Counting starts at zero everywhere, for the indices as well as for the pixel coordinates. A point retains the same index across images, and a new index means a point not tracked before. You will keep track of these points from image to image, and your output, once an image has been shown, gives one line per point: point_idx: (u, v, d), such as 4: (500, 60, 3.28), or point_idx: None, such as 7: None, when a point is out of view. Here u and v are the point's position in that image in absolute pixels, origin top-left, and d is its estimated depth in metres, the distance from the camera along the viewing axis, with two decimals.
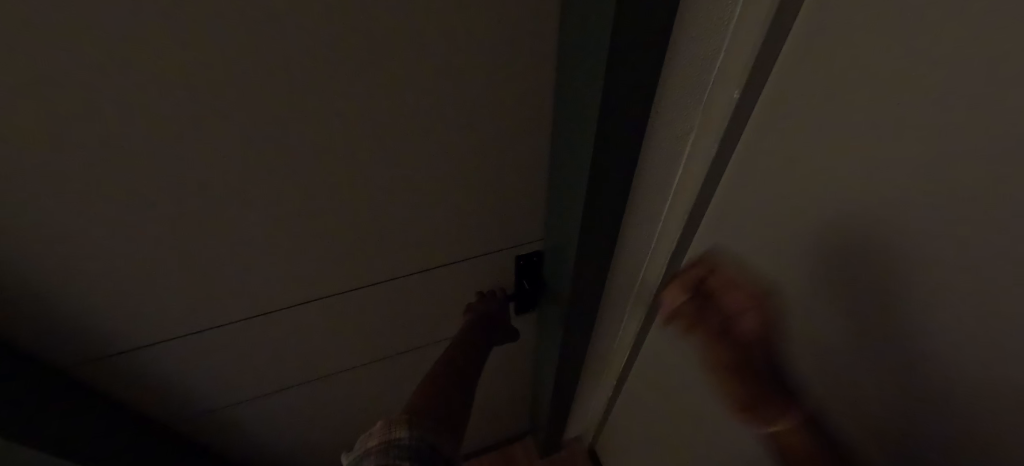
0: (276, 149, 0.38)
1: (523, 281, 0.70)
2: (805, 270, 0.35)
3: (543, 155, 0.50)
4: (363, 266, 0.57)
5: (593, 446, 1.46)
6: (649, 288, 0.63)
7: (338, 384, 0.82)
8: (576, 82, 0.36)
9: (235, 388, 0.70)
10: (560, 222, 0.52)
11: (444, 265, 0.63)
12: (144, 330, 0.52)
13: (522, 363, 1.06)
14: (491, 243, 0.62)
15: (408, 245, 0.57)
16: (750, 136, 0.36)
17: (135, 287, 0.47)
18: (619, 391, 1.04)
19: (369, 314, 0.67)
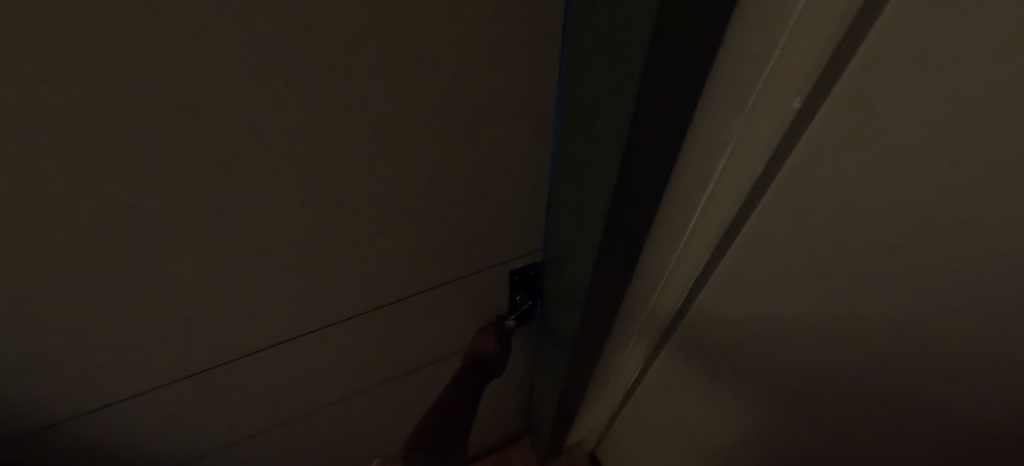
0: (256, 192, 0.35)
1: (518, 295, 0.69)
2: (868, 294, 0.32)
3: (540, 174, 0.49)
4: (359, 293, 0.54)
5: (594, 451, 1.45)
6: (664, 307, 0.60)
7: (333, 416, 0.79)
8: (592, 112, 0.34)
9: (220, 432, 0.66)
10: (569, 244, 0.50)
11: (441, 284, 0.60)
12: (115, 386, 0.48)
13: (521, 372, 1.04)
14: (491, 258, 0.59)
15: (407, 273, 0.55)
16: (791, 169, 0.33)
17: (102, 344, 0.42)
18: (625, 403, 1.01)
19: (363, 345, 0.64)
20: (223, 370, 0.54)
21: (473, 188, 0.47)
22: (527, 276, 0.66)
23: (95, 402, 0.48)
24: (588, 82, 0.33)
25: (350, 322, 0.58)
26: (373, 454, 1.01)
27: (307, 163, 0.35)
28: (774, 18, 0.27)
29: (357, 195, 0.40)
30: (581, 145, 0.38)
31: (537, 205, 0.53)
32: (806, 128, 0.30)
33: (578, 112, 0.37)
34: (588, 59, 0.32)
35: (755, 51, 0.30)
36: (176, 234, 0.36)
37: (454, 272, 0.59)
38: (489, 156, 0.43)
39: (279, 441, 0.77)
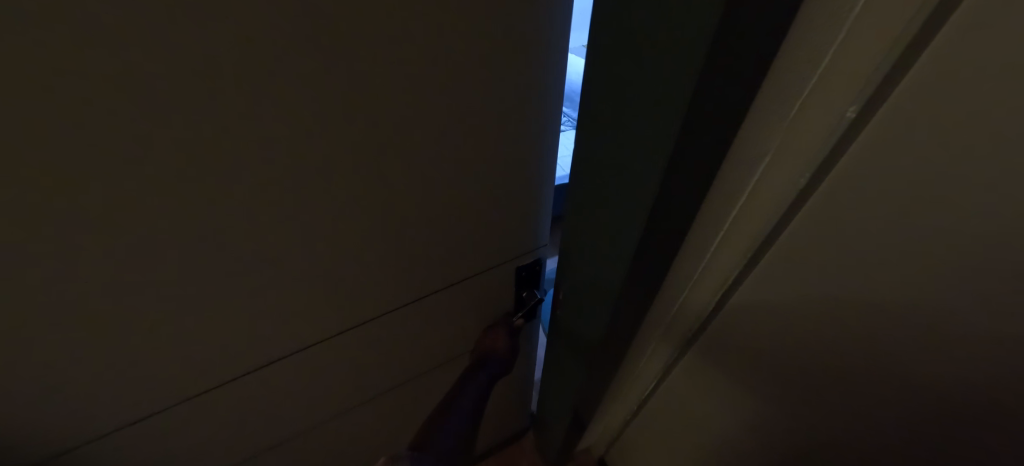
0: (289, 203, 0.37)
1: (523, 292, 0.70)
2: (923, 292, 0.32)
3: (542, 168, 0.51)
4: (378, 296, 0.55)
5: (605, 455, 1.43)
6: (686, 317, 0.59)
7: (341, 422, 0.79)
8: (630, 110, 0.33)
9: (243, 442, 0.66)
10: (596, 249, 0.49)
11: (453, 285, 0.61)
12: (145, 402, 0.49)
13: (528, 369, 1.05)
14: (500, 255, 0.60)
15: (424, 275, 0.56)
16: (841, 174, 0.32)
17: (136, 360, 0.43)
18: (638, 411, 1.00)
19: (372, 349, 0.64)
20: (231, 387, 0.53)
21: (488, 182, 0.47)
22: (532, 272, 0.68)
23: (125, 420, 0.49)
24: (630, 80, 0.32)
25: (364, 324, 0.58)
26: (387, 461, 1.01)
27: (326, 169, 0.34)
28: (825, 28, 0.27)
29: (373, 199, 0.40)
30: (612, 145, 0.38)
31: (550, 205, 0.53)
32: (861, 131, 0.29)
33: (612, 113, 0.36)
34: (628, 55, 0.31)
35: (796, 51, 0.29)
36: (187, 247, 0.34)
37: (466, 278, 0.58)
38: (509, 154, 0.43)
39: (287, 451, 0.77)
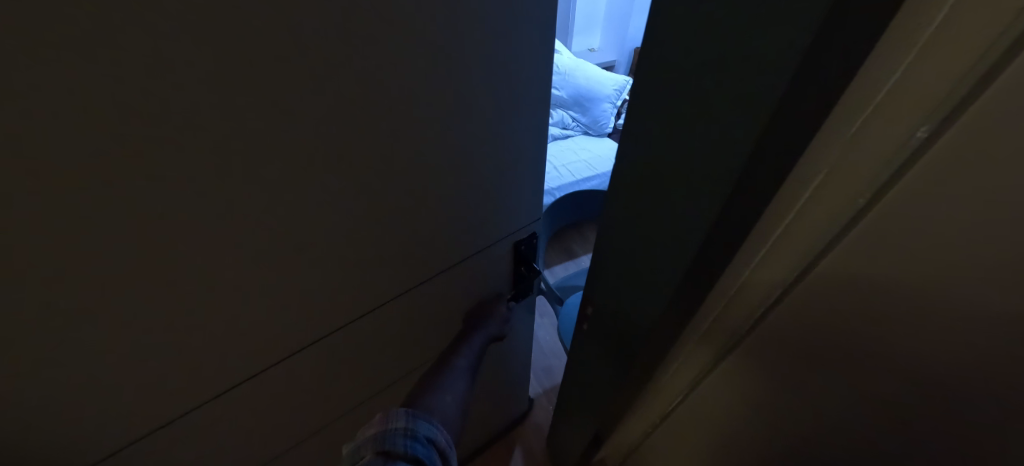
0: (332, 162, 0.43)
1: (521, 265, 0.84)
2: (1006, 295, 0.29)
3: (524, 137, 0.63)
4: (399, 264, 0.63)
5: None
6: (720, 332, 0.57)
7: (349, 407, 0.81)
8: (705, 100, 0.35)
9: (286, 424, 0.71)
10: (650, 248, 0.50)
11: (461, 261, 0.72)
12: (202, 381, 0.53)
13: (524, 358, 1.13)
14: (501, 230, 0.74)
15: (441, 238, 0.65)
16: (929, 173, 0.30)
17: (201, 334, 0.48)
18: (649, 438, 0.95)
19: (394, 323, 0.72)
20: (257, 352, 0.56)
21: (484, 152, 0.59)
22: (528, 247, 0.83)
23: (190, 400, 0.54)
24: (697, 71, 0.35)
25: (395, 298, 0.67)
26: None
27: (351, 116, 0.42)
28: (918, 24, 0.26)
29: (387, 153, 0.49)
30: (679, 138, 0.39)
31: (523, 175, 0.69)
32: (956, 125, 0.28)
33: (675, 104, 0.38)
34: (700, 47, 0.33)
35: (880, 60, 0.28)
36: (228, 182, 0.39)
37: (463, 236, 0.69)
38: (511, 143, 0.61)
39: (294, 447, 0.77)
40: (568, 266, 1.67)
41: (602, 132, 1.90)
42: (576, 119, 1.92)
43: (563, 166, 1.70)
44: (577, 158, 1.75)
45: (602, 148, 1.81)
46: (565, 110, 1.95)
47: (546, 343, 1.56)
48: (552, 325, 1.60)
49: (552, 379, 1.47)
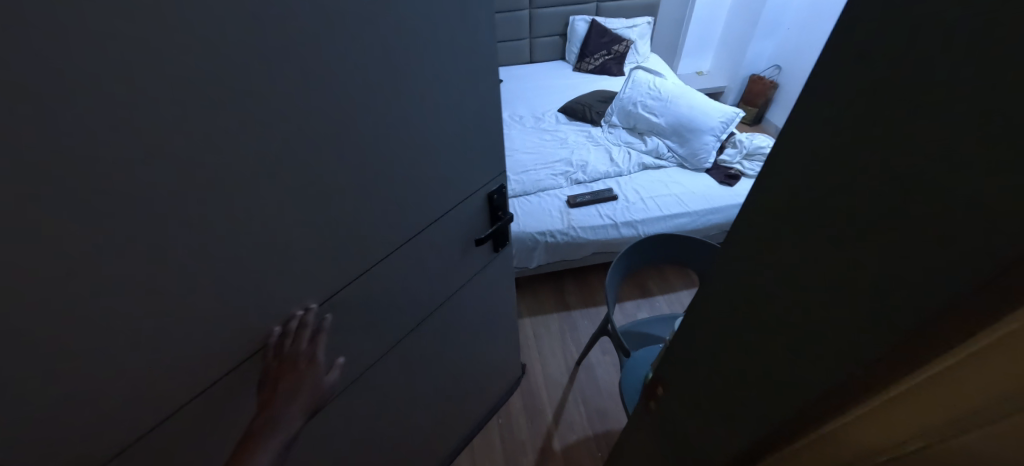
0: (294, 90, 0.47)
1: (498, 212, 0.93)
2: None
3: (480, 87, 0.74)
4: (400, 219, 0.71)
5: None
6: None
7: (358, 385, 0.81)
8: (884, 190, 0.21)
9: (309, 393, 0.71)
10: (739, 364, 0.36)
11: (449, 209, 0.80)
12: (220, 339, 0.55)
13: (425, 365, 0.97)
14: (476, 182, 0.84)
15: (430, 187, 0.74)
16: None
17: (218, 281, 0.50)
18: None
19: (393, 278, 0.75)
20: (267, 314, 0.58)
21: (445, 108, 0.69)
22: (494, 200, 0.91)
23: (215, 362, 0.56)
24: (869, 138, 0.21)
25: (378, 263, 0.71)
26: (413, 435, 1.05)
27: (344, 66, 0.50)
28: None
29: (366, 102, 0.55)
30: (815, 233, 0.25)
31: (483, 119, 0.78)
32: None
33: (816, 184, 0.25)
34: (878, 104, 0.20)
35: None
36: (252, 128, 0.45)
37: (435, 192, 0.75)
38: (464, 98, 0.71)
39: (316, 438, 0.77)
40: (640, 305, 1.53)
41: (699, 165, 1.72)
42: (672, 148, 1.78)
43: (649, 198, 1.58)
44: (667, 191, 1.61)
45: (697, 183, 1.65)
46: (661, 138, 1.82)
47: (604, 383, 1.44)
48: (612, 364, 1.49)
49: (605, 424, 1.34)
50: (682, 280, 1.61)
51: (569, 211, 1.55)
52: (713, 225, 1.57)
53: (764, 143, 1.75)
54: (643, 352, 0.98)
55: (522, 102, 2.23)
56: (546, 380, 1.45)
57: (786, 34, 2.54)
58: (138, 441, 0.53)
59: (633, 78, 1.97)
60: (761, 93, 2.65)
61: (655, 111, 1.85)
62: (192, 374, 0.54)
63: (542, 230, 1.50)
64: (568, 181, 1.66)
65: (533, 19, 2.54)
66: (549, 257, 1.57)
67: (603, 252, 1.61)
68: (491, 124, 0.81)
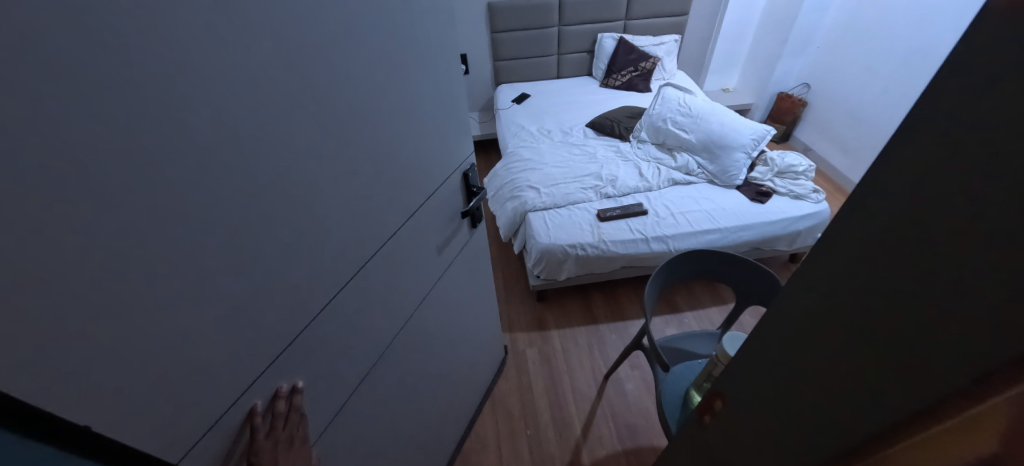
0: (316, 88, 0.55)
1: (473, 188, 1.04)
2: None
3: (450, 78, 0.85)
4: (400, 201, 0.79)
5: None
6: None
7: (377, 368, 0.85)
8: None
9: (338, 379, 0.74)
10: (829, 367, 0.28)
11: (434, 190, 0.89)
12: (269, 329, 0.58)
13: (429, 350, 1.03)
14: (452, 162, 0.94)
15: (421, 171, 0.83)
16: None
17: (264, 267, 0.55)
18: None
19: (399, 259, 0.82)
20: (305, 301, 0.63)
21: (421, 105, 0.78)
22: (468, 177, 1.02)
23: (268, 350, 0.59)
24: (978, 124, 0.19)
25: (385, 245, 0.78)
26: (424, 423, 1.09)
27: (350, 64, 0.59)
28: None
29: (371, 91, 0.64)
30: (876, 283, 0.25)
31: (452, 106, 0.89)
32: None
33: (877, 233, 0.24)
34: (945, 157, 0.20)
35: None
36: (287, 122, 0.52)
37: (420, 174, 0.83)
38: (434, 96, 0.81)
39: (350, 424, 0.80)
40: (668, 321, 1.53)
41: (730, 182, 1.73)
42: (702, 165, 1.79)
43: (679, 213, 1.58)
44: (699, 207, 1.61)
45: (728, 200, 1.65)
46: (691, 154, 1.84)
47: (633, 399, 1.43)
48: (642, 379, 1.48)
49: (635, 440, 1.32)
50: (713, 296, 1.60)
51: (600, 225, 1.57)
52: (745, 241, 1.56)
53: (797, 161, 1.74)
54: (682, 368, 0.98)
55: (551, 116, 2.27)
56: (574, 394, 1.45)
57: (817, 53, 2.53)
58: (222, 414, 0.55)
59: (663, 95, 2.00)
60: (790, 110, 2.63)
61: (685, 127, 1.86)
62: (252, 362, 0.57)
63: (573, 244, 1.52)
64: (598, 195, 1.67)
65: (563, 36, 2.60)
66: (579, 270, 1.58)
67: (632, 266, 1.61)
68: (457, 114, 0.92)
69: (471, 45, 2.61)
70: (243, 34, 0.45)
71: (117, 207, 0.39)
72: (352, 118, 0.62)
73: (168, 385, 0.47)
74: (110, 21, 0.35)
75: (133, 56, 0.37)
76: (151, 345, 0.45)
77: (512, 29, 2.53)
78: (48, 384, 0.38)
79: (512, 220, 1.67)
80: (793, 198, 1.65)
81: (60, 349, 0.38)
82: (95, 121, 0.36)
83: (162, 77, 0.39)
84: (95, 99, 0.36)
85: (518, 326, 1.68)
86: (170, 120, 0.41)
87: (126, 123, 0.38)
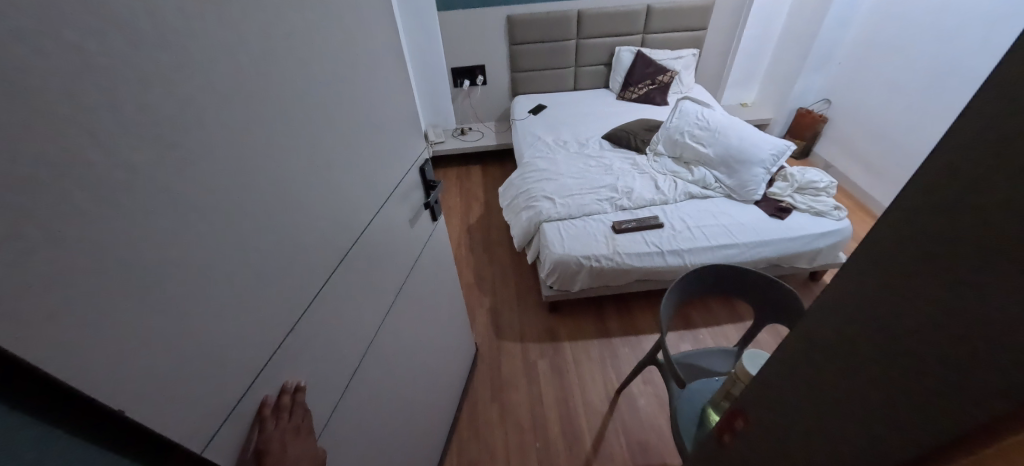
0: (297, 83, 0.59)
1: (433, 182, 1.06)
2: None
3: (405, 75, 0.90)
4: (373, 191, 0.81)
5: None
6: None
7: (364, 365, 0.84)
8: None
9: (334, 374, 0.74)
10: (869, 379, 0.27)
11: (399, 182, 0.92)
12: (272, 321, 0.60)
13: (409, 345, 1.03)
14: (411, 158, 0.97)
15: (387, 162, 0.86)
16: None
17: (264, 258, 0.57)
18: None
19: (376, 250, 0.84)
20: (301, 292, 0.65)
21: (377, 103, 0.80)
22: (427, 173, 1.04)
23: (273, 340, 0.60)
24: (1003, 132, 0.18)
25: (364, 233, 0.80)
26: (412, 424, 1.08)
27: (315, 61, 0.62)
28: None
29: (341, 85, 0.68)
30: (898, 312, 0.25)
31: (407, 102, 0.93)
32: None
33: (903, 260, 0.24)
34: (972, 183, 0.20)
35: None
36: (275, 114, 0.56)
37: (387, 165, 0.85)
38: (389, 93, 0.84)
39: (347, 424, 0.79)
40: (683, 337, 1.50)
41: (748, 197, 1.70)
42: (719, 179, 1.78)
43: (696, 227, 1.57)
44: (718, 221, 1.59)
45: (745, 214, 1.62)
46: (708, 168, 1.83)
47: (645, 413, 1.40)
48: (657, 393, 1.46)
49: (648, 455, 1.29)
50: (727, 311, 1.58)
51: (615, 236, 1.56)
52: (765, 256, 1.53)
53: (817, 177, 1.71)
54: (699, 384, 0.95)
55: (567, 128, 2.28)
56: (586, 407, 1.43)
57: (837, 68, 2.50)
58: (236, 403, 0.55)
59: (681, 109, 1.99)
60: (810, 125, 2.59)
61: (702, 141, 1.86)
62: (257, 352, 0.58)
63: (587, 255, 1.51)
64: (613, 207, 1.67)
65: (579, 49, 2.62)
66: (593, 282, 1.57)
67: (647, 279, 1.60)
68: (410, 112, 0.95)
69: (487, 56, 2.65)
70: (234, 32, 0.49)
71: (139, 189, 0.41)
72: (324, 114, 0.65)
73: (189, 370, 0.48)
74: (125, 16, 0.38)
75: (141, 44, 0.40)
76: (171, 327, 0.46)
77: (529, 41, 2.56)
78: (83, 370, 0.38)
79: (526, 230, 1.67)
80: (814, 214, 1.61)
81: (93, 327, 0.39)
82: (116, 106, 0.38)
83: (165, 65, 0.42)
84: (119, 86, 0.38)
85: (530, 336, 1.68)
86: (176, 106, 0.43)
87: (141, 112, 0.40)
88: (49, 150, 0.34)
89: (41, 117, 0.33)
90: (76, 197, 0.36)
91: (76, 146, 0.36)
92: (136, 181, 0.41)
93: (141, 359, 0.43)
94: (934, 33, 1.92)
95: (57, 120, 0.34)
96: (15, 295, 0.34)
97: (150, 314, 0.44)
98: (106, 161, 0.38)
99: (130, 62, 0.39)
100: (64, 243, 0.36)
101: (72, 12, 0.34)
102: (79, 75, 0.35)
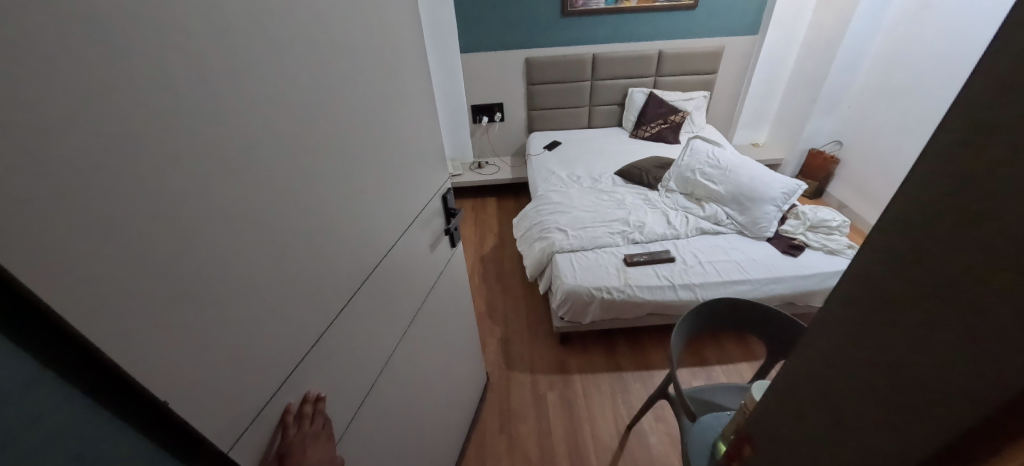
0: (334, 116, 0.66)
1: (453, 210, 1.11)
2: None
3: (433, 111, 0.98)
4: (397, 215, 0.87)
5: None
6: None
7: (379, 383, 0.86)
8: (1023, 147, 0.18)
9: (352, 387, 0.77)
10: (866, 388, 0.28)
11: (422, 208, 0.98)
12: (298, 332, 0.64)
13: (424, 368, 1.05)
14: (433, 187, 1.03)
15: (411, 189, 0.92)
16: None
17: (296, 272, 0.62)
18: None
19: (397, 271, 0.89)
20: (327, 305, 0.69)
21: (406, 134, 0.87)
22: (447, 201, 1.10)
23: (298, 349, 0.64)
24: (967, 156, 0.21)
25: (387, 254, 0.85)
26: (423, 448, 1.08)
27: (352, 95, 0.69)
28: None
29: (373, 119, 0.75)
30: (895, 322, 0.25)
31: (432, 136, 1.00)
32: None
33: (911, 250, 0.24)
34: (961, 171, 0.21)
35: None
36: (314, 141, 0.63)
37: (411, 192, 0.92)
38: (416, 126, 0.91)
39: (361, 439, 0.81)
40: (695, 373, 1.48)
41: (760, 233, 1.72)
42: (730, 215, 1.81)
43: (708, 262, 1.58)
44: (730, 257, 1.60)
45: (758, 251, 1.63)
46: (720, 205, 1.86)
47: (657, 450, 1.37)
48: (670, 430, 1.42)
49: None
50: (740, 349, 1.56)
51: (626, 269, 1.58)
52: (777, 293, 1.52)
53: (830, 216, 1.72)
54: (710, 418, 0.94)
55: (582, 163, 2.36)
56: (596, 442, 1.40)
57: (847, 111, 2.55)
58: (263, 406, 0.59)
59: (693, 147, 2.04)
60: (822, 166, 2.62)
61: (714, 178, 1.90)
62: (284, 359, 0.62)
63: (599, 286, 1.53)
64: (625, 240, 1.70)
65: (595, 89, 2.75)
66: (604, 313, 1.58)
67: (659, 312, 1.60)
68: (435, 145, 1.02)
69: (507, 95, 2.79)
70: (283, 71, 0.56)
71: (196, 201, 0.47)
72: (357, 143, 0.72)
73: (223, 369, 0.52)
74: (201, 57, 0.46)
75: (212, 79, 0.47)
76: (214, 326, 0.51)
77: (546, 82, 2.70)
78: (138, 358, 0.43)
79: (539, 260, 1.71)
80: (827, 252, 1.61)
81: (149, 321, 0.44)
82: (185, 131, 0.45)
83: (228, 97, 0.49)
84: (192, 113, 0.45)
85: (541, 367, 1.67)
86: (233, 131, 0.50)
87: (205, 134, 0.47)
88: (128, 165, 0.41)
89: (128, 135, 0.40)
90: (149, 205, 0.43)
91: (149, 162, 0.42)
92: (194, 195, 0.47)
93: (183, 354, 0.48)
94: (942, 78, 1.96)
95: (138, 140, 0.41)
96: (91, 286, 0.39)
97: (197, 315, 0.49)
98: (172, 175, 0.44)
99: (202, 94, 0.46)
100: (134, 243, 0.42)
101: (161, 52, 0.42)
102: (161, 104, 0.43)
